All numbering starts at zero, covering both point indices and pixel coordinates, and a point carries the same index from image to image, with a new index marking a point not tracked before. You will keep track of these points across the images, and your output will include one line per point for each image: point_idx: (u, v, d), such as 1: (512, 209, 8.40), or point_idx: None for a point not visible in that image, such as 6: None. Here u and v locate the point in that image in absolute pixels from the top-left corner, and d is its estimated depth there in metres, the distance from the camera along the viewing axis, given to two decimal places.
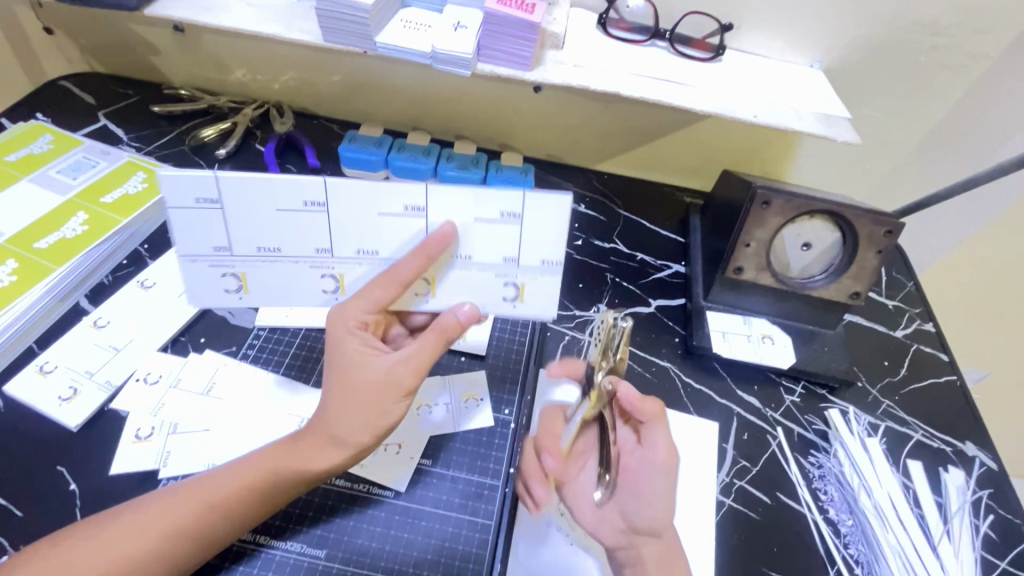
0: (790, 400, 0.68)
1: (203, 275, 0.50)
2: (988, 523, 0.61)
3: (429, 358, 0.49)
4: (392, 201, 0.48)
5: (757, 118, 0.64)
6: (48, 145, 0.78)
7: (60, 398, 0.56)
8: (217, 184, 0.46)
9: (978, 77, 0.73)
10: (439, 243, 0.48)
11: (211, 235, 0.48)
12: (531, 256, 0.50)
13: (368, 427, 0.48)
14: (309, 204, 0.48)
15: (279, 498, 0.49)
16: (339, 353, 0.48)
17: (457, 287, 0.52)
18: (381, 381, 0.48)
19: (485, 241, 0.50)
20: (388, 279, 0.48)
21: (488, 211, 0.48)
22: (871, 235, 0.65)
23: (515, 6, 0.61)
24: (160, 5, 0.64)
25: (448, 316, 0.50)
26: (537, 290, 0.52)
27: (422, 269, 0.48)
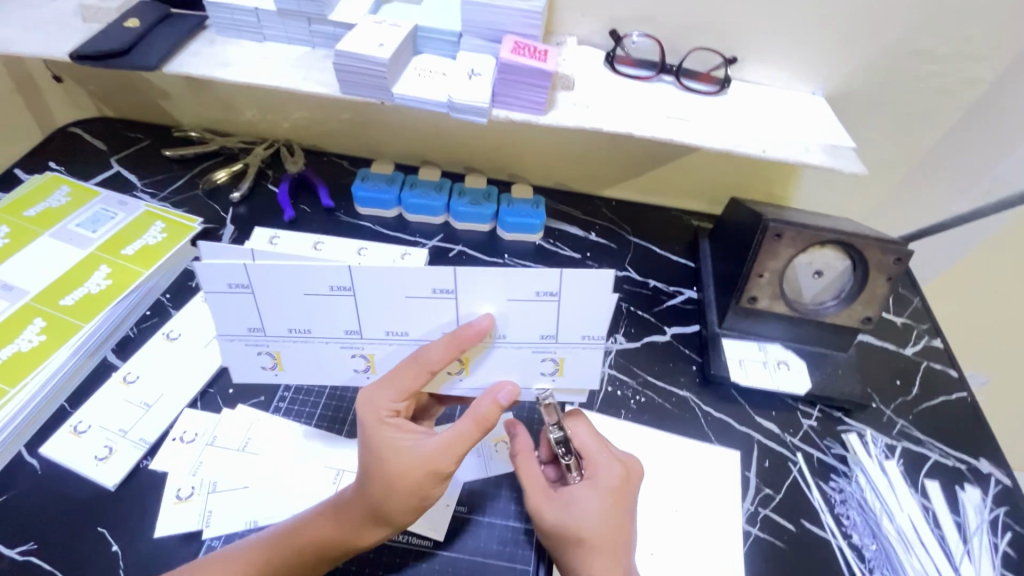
0: (808, 425, 0.70)
1: (242, 354, 0.52)
2: (1006, 541, 0.63)
3: (467, 446, 0.49)
4: (420, 284, 0.47)
5: (767, 154, 0.65)
6: (65, 198, 0.78)
7: (96, 458, 0.57)
8: (246, 274, 0.46)
9: (975, 100, 0.75)
10: (473, 336, 0.48)
11: (246, 318, 0.50)
12: (568, 332, 0.50)
13: (409, 509, 0.49)
14: (336, 289, 0.48)
15: (323, 566, 0.51)
16: (375, 438, 0.48)
17: (493, 362, 0.52)
18: (421, 472, 0.48)
19: (522, 320, 0.49)
20: (418, 367, 0.48)
21: (521, 292, 0.48)
22: (881, 263, 0.66)
23: (527, 55, 0.62)
24: (177, 63, 0.65)
25: (488, 401, 0.50)
26: (575, 361, 0.52)
27: (451, 358, 0.48)
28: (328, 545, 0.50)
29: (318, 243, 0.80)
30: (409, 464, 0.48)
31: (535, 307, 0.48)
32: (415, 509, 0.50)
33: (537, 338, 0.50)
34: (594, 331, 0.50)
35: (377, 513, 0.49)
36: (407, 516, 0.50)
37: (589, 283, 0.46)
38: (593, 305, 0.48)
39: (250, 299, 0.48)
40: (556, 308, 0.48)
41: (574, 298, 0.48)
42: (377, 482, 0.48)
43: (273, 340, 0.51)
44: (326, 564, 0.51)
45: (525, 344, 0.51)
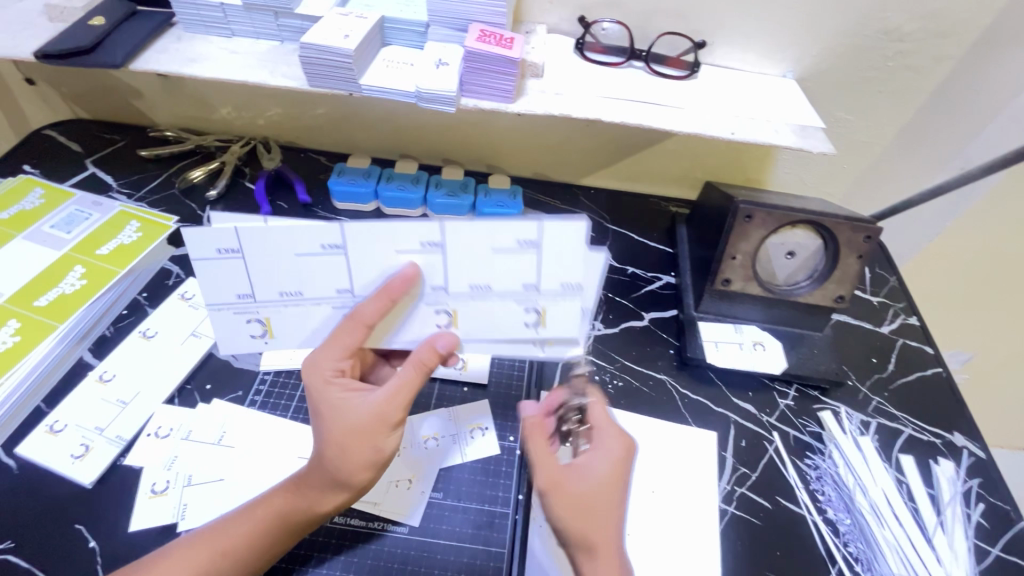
0: (785, 404, 0.70)
1: (231, 322, 0.51)
2: (980, 512, 0.64)
3: (410, 392, 0.50)
4: (408, 237, 0.48)
5: (735, 135, 0.65)
6: (39, 200, 0.78)
7: (72, 457, 0.57)
8: (237, 236, 0.47)
9: (944, 79, 0.75)
10: (402, 285, 0.49)
11: (234, 283, 0.49)
12: (547, 280, 0.49)
13: (366, 466, 0.50)
14: (326, 247, 0.48)
15: (290, 538, 0.51)
16: (323, 399, 0.50)
17: (478, 315, 0.51)
18: (368, 422, 0.49)
19: (503, 271, 0.49)
20: (355, 322, 0.49)
21: (504, 241, 0.48)
22: (851, 241, 0.67)
23: (493, 42, 0.62)
24: (144, 59, 0.65)
25: (426, 347, 0.50)
26: (559, 314, 0.51)
27: (387, 310, 0.49)
28: (291, 514, 0.51)
29: None
30: (358, 418, 0.49)
31: (513, 253, 0.48)
32: (374, 467, 0.51)
33: (520, 287, 0.50)
34: (572, 279, 0.49)
35: (334, 475, 0.50)
36: (365, 475, 0.51)
37: (567, 234, 0.47)
38: (569, 250, 0.48)
39: (240, 265, 0.48)
40: (537, 258, 0.48)
41: (553, 248, 0.48)
42: (329, 441, 0.49)
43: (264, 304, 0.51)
44: (292, 537, 0.51)
45: (508, 295, 0.50)
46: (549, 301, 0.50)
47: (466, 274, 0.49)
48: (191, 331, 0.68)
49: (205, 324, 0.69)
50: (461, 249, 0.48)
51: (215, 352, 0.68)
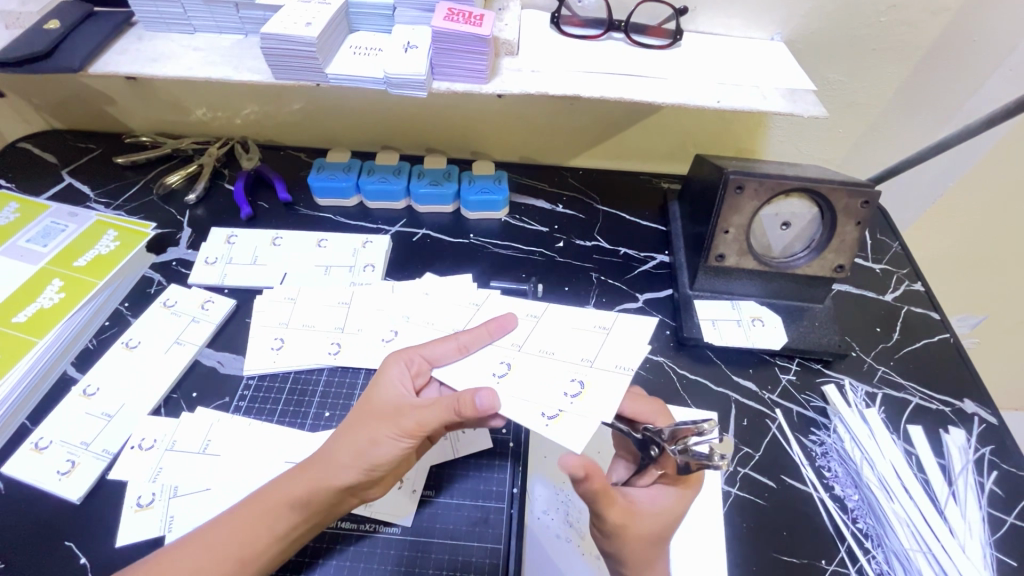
0: (786, 379, 0.68)
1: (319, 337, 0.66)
2: (993, 480, 0.61)
3: (431, 418, 0.50)
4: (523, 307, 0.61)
5: (722, 104, 0.62)
6: (14, 214, 0.77)
7: (58, 473, 0.56)
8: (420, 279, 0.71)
9: (942, 31, 0.72)
10: (498, 326, 0.57)
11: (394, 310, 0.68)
12: (605, 362, 0.55)
13: (362, 456, 0.50)
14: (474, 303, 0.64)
15: (262, 540, 0.48)
16: (378, 382, 0.54)
17: (531, 371, 0.54)
18: (391, 414, 0.51)
19: (571, 343, 0.57)
20: (449, 337, 0.56)
21: (587, 323, 0.59)
22: (849, 208, 0.64)
23: (462, 21, 0.59)
24: (103, 62, 0.63)
25: (467, 392, 0.49)
26: (600, 393, 0.52)
27: (476, 336, 0.56)
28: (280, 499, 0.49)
29: (276, 238, 0.78)
30: (391, 407, 0.52)
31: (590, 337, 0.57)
32: (368, 467, 0.50)
33: (580, 359, 0.55)
34: (629, 364, 0.54)
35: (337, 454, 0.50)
36: (356, 471, 0.50)
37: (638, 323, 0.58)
38: (637, 343, 0.57)
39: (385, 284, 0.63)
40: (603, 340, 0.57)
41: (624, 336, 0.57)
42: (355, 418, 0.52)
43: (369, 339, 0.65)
44: (269, 535, 0.48)
45: (563, 363, 0.55)
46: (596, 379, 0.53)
47: (542, 341, 0.57)
48: (174, 339, 0.67)
49: (187, 331, 0.68)
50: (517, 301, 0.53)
51: (200, 359, 0.67)
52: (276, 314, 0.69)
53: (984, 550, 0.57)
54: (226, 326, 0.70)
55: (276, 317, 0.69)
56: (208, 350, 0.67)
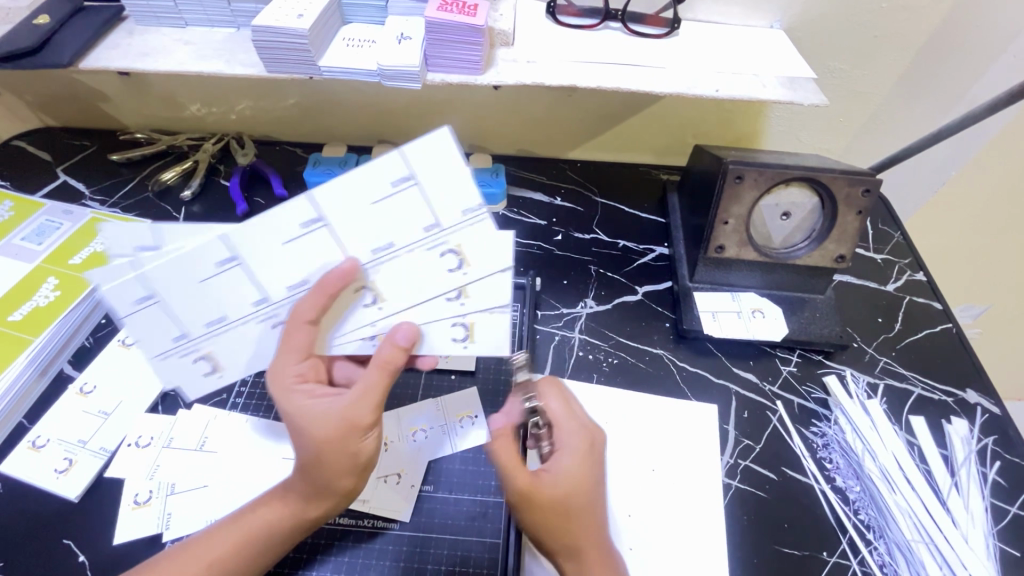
0: (787, 371, 0.68)
1: (179, 364, 0.51)
2: (996, 470, 0.61)
3: (381, 393, 0.48)
4: (287, 223, 0.46)
5: (721, 92, 0.61)
6: (9, 212, 0.76)
7: (56, 471, 0.56)
8: (226, 241, 0.46)
9: (945, 17, 0.70)
10: (340, 280, 0.47)
11: (244, 292, 0.48)
12: (447, 217, 0.48)
13: (343, 471, 0.48)
14: (307, 225, 0.46)
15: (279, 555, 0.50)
16: (289, 410, 0.48)
17: (397, 283, 0.49)
18: (339, 423, 0.47)
19: (392, 225, 0.47)
20: (293, 321, 0.48)
21: (378, 190, 0.46)
22: (850, 197, 0.63)
23: (456, 11, 0.58)
24: (94, 58, 0.62)
25: (388, 346, 0.48)
26: (477, 273, 0.50)
27: (325, 304, 0.47)
28: (283, 524, 0.49)
29: None
30: (329, 416, 0.47)
31: (398, 207, 0.46)
32: (354, 471, 0.49)
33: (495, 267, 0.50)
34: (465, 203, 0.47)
35: (317, 478, 0.48)
36: (347, 478, 0.49)
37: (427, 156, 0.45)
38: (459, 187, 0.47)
39: None
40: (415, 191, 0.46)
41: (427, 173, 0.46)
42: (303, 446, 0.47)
43: (235, 324, 0.50)
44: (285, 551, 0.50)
45: (417, 259, 0.49)
46: (487, 265, 0.49)
47: (368, 237, 0.47)
48: None
49: None
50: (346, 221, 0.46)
51: None
52: (162, 328, 0.49)
53: (987, 540, 0.56)
54: None
55: (164, 335, 0.50)
56: None
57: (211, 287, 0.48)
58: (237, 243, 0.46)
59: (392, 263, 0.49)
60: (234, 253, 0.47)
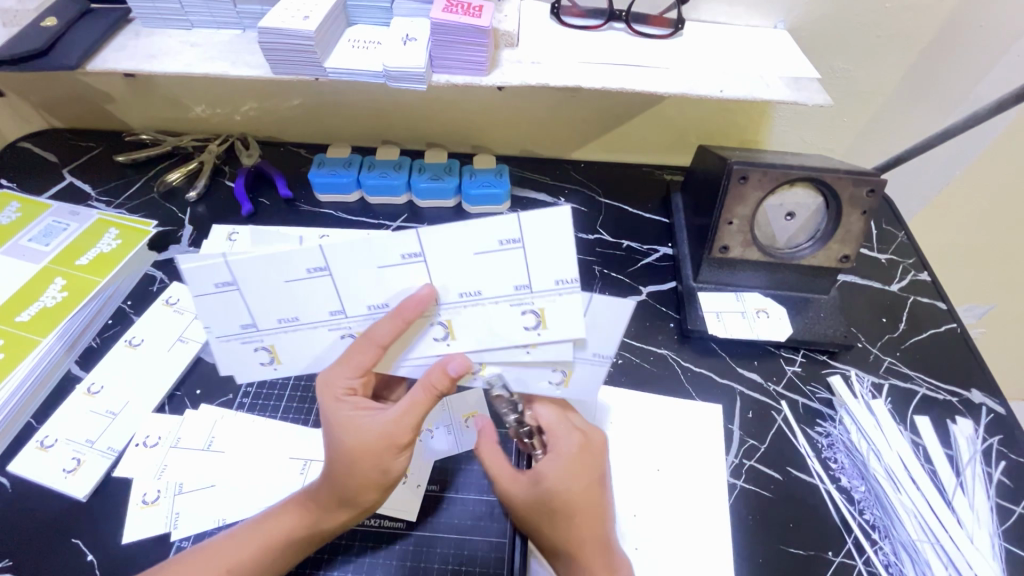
0: (792, 371, 0.68)
1: (240, 354, 0.50)
2: (1001, 470, 0.61)
3: (423, 412, 0.49)
4: (389, 250, 0.44)
5: (725, 93, 0.62)
6: (15, 214, 0.77)
7: (64, 471, 0.57)
8: (324, 252, 0.44)
9: (948, 17, 0.70)
10: (415, 308, 0.46)
11: (326, 300, 0.47)
12: (543, 280, 0.45)
13: (374, 486, 0.49)
14: (405, 257, 0.45)
15: (291, 560, 0.50)
16: (333, 420, 0.48)
17: (472, 324, 0.48)
18: (380, 441, 0.47)
19: (488, 274, 0.45)
20: (366, 343, 0.46)
21: (486, 243, 0.44)
22: (854, 197, 0.63)
23: (461, 12, 0.58)
24: (102, 59, 0.62)
25: (437, 368, 0.48)
26: (559, 316, 0.47)
27: (399, 332, 0.46)
28: (298, 533, 0.49)
29: (279, 234, 0.78)
30: (372, 434, 0.47)
31: (501, 265, 0.45)
32: (382, 487, 0.50)
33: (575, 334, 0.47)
34: (570, 275, 0.44)
35: (345, 492, 0.48)
36: (372, 492, 0.49)
37: (548, 224, 0.42)
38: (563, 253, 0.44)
39: None
40: (522, 254, 0.44)
41: (540, 241, 0.43)
42: (339, 455, 0.48)
43: (306, 327, 0.49)
44: (297, 555, 0.50)
45: (499, 310, 0.47)
46: (562, 333, 0.47)
47: (460, 283, 0.46)
48: (176, 337, 0.67)
49: (190, 329, 0.68)
50: (442, 258, 0.45)
51: (204, 356, 0.66)
52: (233, 314, 0.47)
53: (991, 540, 0.56)
54: None
55: (233, 319, 0.48)
56: (211, 347, 0.67)
57: (294, 288, 0.46)
58: (327, 255, 0.44)
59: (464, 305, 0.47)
60: (326, 263, 0.45)
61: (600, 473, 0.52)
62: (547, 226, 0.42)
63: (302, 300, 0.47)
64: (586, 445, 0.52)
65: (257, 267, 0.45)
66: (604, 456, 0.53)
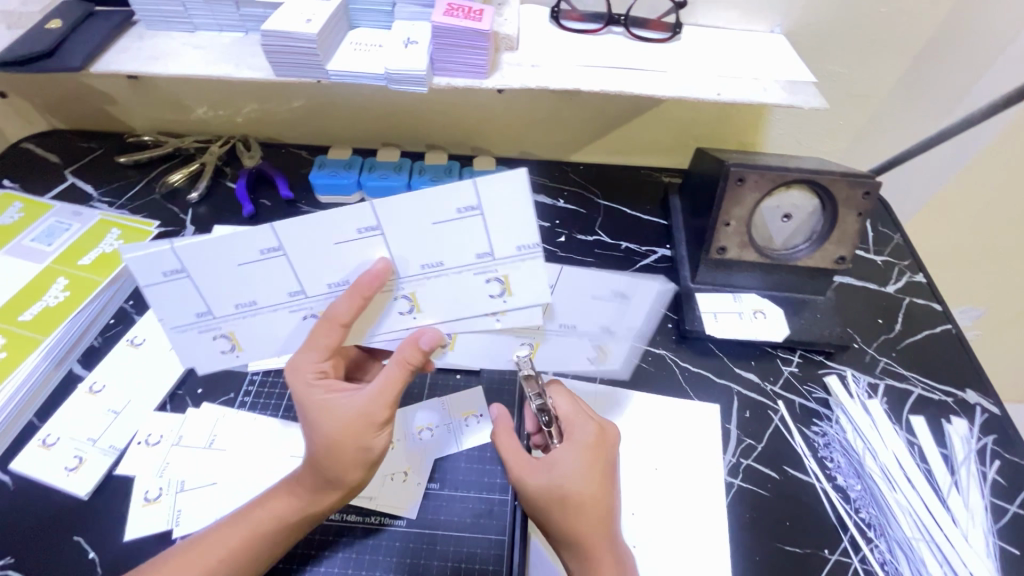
0: (789, 371, 0.68)
1: (200, 341, 0.51)
2: (996, 469, 0.62)
3: (398, 388, 0.49)
4: (343, 227, 0.46)
5: (722, 96, 0.62)
6: (18, 215, 0.77)
7: (67, 469, 0.57)
8: (275, 233, 0.45)
9: (943, 21, 0.71)
10: (373, 283, 0.47)
11: (284, 281, 0.48)
12: (504, 246, 0.47)
13: (354, 465, 0.49)
14: (363, 231, 0.46)
15: (282, 548, 0.50)
16: (308, 403, 0.49)
17: (438, 296, 0.50)
18: (358, 419, 0.48)
19: (449, 243, 0.47)
20: (328, 323, 0.47)
21: (443, 212, 0.45)
22: (849, 199, 0.64)
23: (462, 16, 0.59)
24: (105, 62, 0.63)
25: (409, 345, 0.49)
26: (520, 279, 0.49)
27: (360, 308, 0.47)
28: (289, 517, 0.50)
29: None
30: (349, 414, 0.48)
31: (462, 233, 0.46)
32: (364, 467, 0.50)
33: (594, 344, 0.55)
34: (528, 240, 0.47)
35: (327, 475, 0.49)
36: (355, 472, 0.49)
37: (502, 187, 0.44)
38: (521, 215, 0.45)
39: None
40: (481, 222, 0.46)
41: (496, 209, 0.45)
42: (319, 438, 0.48)
43: (266, 310, 0.50)
44: (288, 542, 0.51)
45: (465, 278, 0.49)
46: (526, 296, 0.50)
47: (421, 254, 0.47)
48: None
49: None
50: (402, 229, 0.46)
51: None
52: (188, 302, 0.48)
53: (987, 538, 0.57)
54: None
55: (187, 307, 0.49)
56: None
57: (247, 272, 0.47)
58: (281, 235, 0.46)
59: (426, 275, 0.49)
60: (279, 244, 0.46)
61: (610, 463, 0.52)
62: (502, 189, 0.44)
63: (260, 287, 0.48)
64: (601, 435, 0.53)
65: (207, 255, 0.46)
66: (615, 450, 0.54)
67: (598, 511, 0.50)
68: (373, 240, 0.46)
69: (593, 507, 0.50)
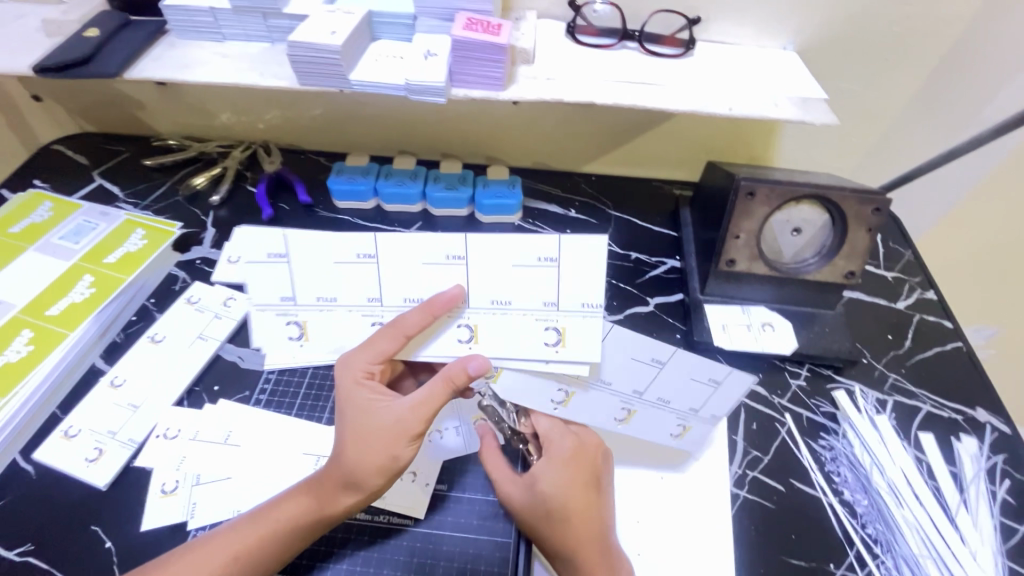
0: (797, 384, 0.68)
1: (274, 325, 0.54)
2: (1005, 489, 0.61)
3: (438, 403, 0.51)
4: (436, 249, 0.52)
5: (734, 111, 0.64)
6: (48, 213, 0.80)
7: (86, 460, 0.59)
8: (375, 243, 0.51)
9: (954, 42, 0.72)
10: (445, 304, 0.51)
11: (366, 287, 0.53)
12: (570, 299, 0.52)
13: (381, 473, 0.51)
14: (449, 257, 0.51)
15: (295, 548, 0.51)
16: (351, 402, 0.52)
17: (497, 330, 0.53)
18: (395, 426, 0.50)
19: (523, 286, 0.52)
20: (394, 331, 0.51)
21: (525, 257, 0.51)
22: (859, 214, 0.65)
23: (480, 30, 0.61)
24: (138, 68, 0.66)
25: (457, 366, 0.50)
26: (579, 334, 0.52)
27: (426, 324, 0.51)
28: (306, 518, 0.51)
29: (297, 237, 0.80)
30: (389, 421, 0.51)
31: (538, 283, 0.51)
32: (389, 477, 0.51)
33: (688, 410, 0.58)
34: (595, 298, 0.51)
35: (353, 476, 0.50)
36: (379, 479, 0.51)
37: (585, 246, 0.50)
38: (594, 274, 0.51)
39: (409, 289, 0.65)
40: (556, 273, 0.51)
41: (572, 262, 0.51)
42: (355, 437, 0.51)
43: (342, 309, 0.54)
44: (300, 545, 0.51)
45: (524, 323, 0.52)
46: (581, 352, 0.52)
47: (496, 291, 0.52)
48: (197, 335, 0.69)
49: (211, 327, 0.70)
50: (482, 265, 0.51)
51: (222, 354, 0.68)
52: (280, 286, 0.52)
53: (995, 558, 0.57)
54: (246, 323, 0.72)
55: (277, 291, 0.53)
56: (229, 345, 0.69)
57: (340, 270, 0.52)
58: (381, 245, 0.51)
59: (493, 311, 0.52)
60: (375, 251, 0.51)
61: (596, 475, 0.55)
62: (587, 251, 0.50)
63: (341, 287, 0.53)
64: (582, 447, 0.55)
65: (318, 243, 0.51)
66: (601, 461, 0.56)
67: (589, 524, 0.52)
68: (448, 267, 0.52)
69: (576, 521, 0.51)
